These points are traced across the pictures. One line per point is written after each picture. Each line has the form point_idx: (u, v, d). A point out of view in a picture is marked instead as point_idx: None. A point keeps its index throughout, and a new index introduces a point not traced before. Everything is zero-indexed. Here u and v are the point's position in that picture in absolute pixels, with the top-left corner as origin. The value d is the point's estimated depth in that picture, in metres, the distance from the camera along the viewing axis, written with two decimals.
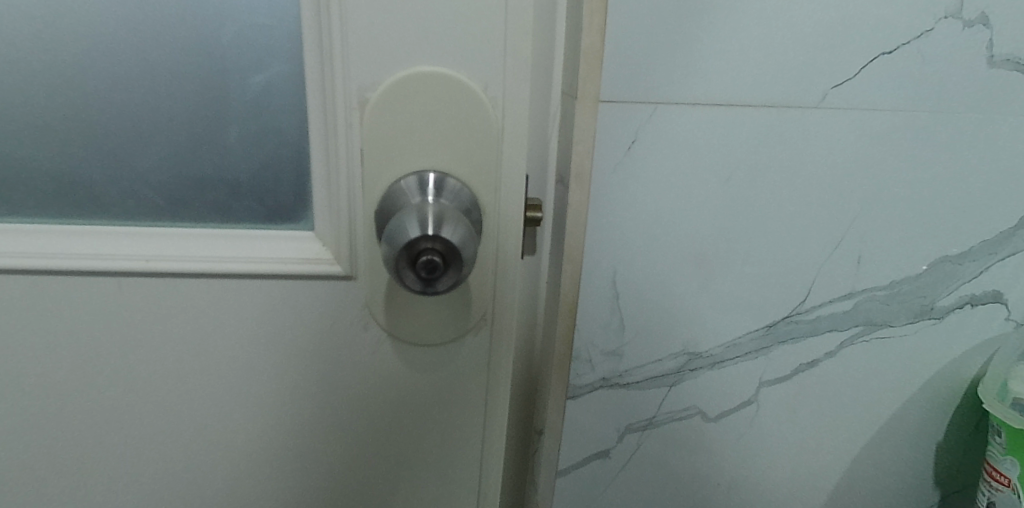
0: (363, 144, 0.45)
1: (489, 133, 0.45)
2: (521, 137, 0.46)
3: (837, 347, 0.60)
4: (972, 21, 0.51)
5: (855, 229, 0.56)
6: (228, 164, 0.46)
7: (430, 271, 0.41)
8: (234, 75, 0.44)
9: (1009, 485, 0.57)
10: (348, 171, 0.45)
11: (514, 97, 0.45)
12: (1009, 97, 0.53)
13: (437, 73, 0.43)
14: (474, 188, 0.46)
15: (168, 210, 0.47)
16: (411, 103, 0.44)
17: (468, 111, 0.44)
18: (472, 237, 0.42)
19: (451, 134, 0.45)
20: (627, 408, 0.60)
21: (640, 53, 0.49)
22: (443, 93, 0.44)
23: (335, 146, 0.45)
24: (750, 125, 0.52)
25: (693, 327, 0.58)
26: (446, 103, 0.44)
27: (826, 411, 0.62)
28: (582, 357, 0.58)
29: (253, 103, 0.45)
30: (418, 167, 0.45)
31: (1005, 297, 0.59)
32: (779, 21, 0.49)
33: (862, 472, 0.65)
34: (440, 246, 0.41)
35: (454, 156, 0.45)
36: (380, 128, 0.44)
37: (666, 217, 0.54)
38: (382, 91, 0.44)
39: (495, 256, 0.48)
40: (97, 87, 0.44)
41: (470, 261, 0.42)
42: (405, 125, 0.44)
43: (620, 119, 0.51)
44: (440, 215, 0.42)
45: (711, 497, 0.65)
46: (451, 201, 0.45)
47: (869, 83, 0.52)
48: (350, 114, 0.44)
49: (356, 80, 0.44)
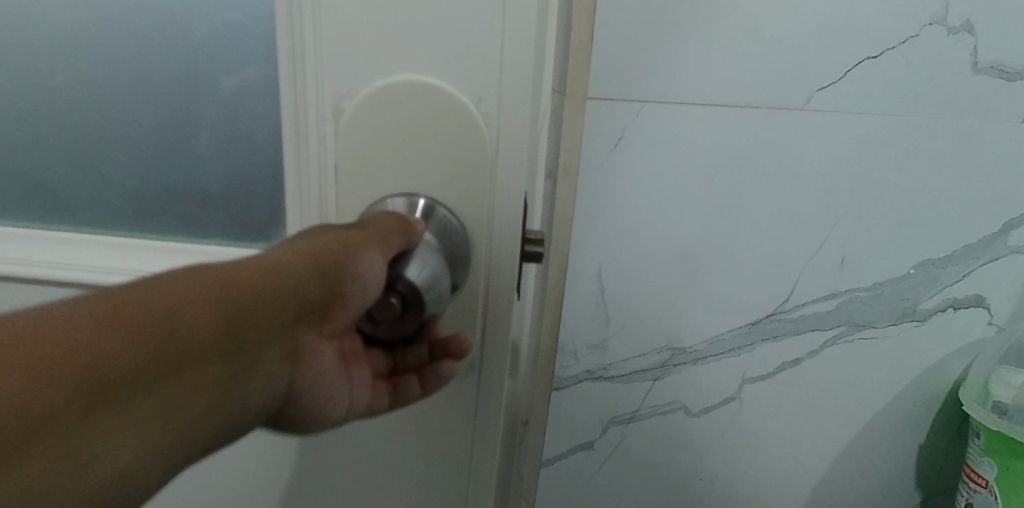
0: (338, 160, 0.37)
1: (484, 145, 0.36)
2: (521, 154, 0.36)
3: (820, 346, 0.61)
4: (957, 28, 0.51)
5: (837, 233, 0.57)
6: (200, 176, 0.45)
7: (391, 319, 0.33)
8: (216, 71, 0.42)
9: (986, 486, 0.58)
10: (321, 187, 0.38)
11: (512, 107, 0.35)
12: (993, 104, 0.54)
13: (417, 73, 0.35)
14: (467, 213, 0.37)
15: (146, 213, 0.47)
16: (387, 110, 0.35)
17: (462, 126, 0.35)
18: (437, 277, 0.33)
19: (443, 152, 0.36)
20: (611, 401, 0.61)
21: (628, 52, 0.51)
22: (425, 98, 0.35)
23: (308, 156, 0.38)
24: (736, 125, 0.53)
25: (677, 324, 0.59)
26: (429, 109, 0.35)
27: (808, 410, 0.64)
28: (568, 349, 0.60)
29: (225, 108, 0.43)
30: (402, 188, 0.37)
31: (988, 302, 0.60)
32: (763, 26, 0.50)
33: (843, 471, 0.66)
34: (402, 295, 0.33)
35: (446, 179, 0.36)
36: (354, 141, 0.36)
37: (652, 215, 0.55)
38: (360, 100, 0.35)
39: (490, 295, 0.38)
40: (77, 85, 0.46)
41: (430, 306, 0.33)
42: (383, 138, 0.36)
43: (608, 118, 0.52)
44: (403, 248, 0.34)
45: (695, 492, 0.66)
46: (435, 234, 0.36)
47: (853, 85, 0.53)
48: (322, 125, 0.36)
49: (330, 86, 0.36)
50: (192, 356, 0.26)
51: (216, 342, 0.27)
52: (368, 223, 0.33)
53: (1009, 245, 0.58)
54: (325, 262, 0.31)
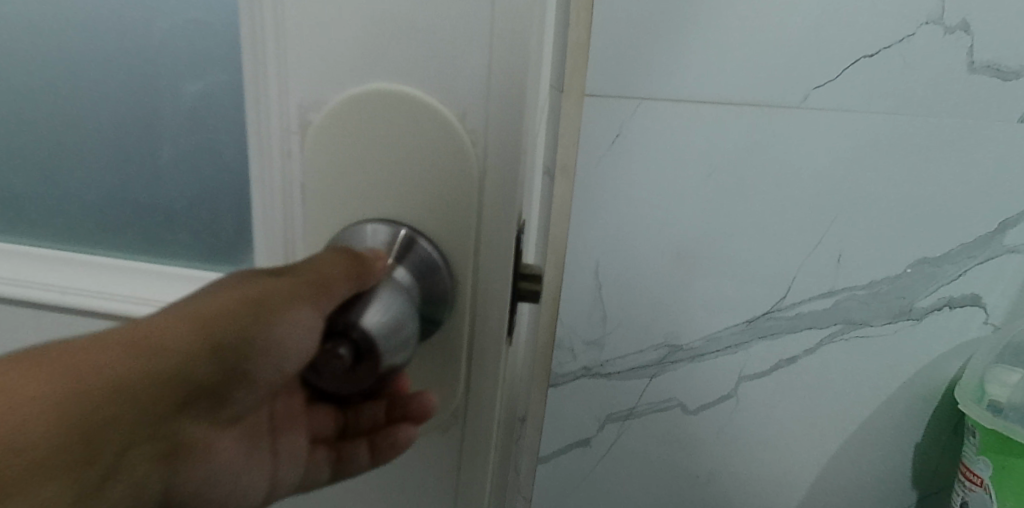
0: (304, 178, 0.31)
1: (471, 168, 0.30)
2: (515, 185, 0.30)
3: (816, 344, 0.62)
4: (953, 27, 0.52)
5: (833, 231, 0.57)
6: (160, 191, 0.40)
7: (339, 373, 0.28)
8: (178, 76, 0.37)
9: (981, 485, 0.59)
10: (288, 208, 0.32)
11: (502, 127, 0.29)
12: (989, 103, 0.54)
13: (392, 81, 0.29)
14: (453, 245, 0.31)
15: (98, 228, 0.42)
16: (359, 124, 0.30)
17: (444, 145, 0.29)
18: (398, 325, 0.28)
19: (421, 174, 0.30)
20: (608, 398, 0.62)
21: (625, 49, 0.51)
22: (401, 110, 0.29)
23: (271, 171, 0.32)
24: (733, 123, 0.53)
25: (674, 322, 0.59)
26: (406, 122, 0.29)
27: (804, 408, 0.64)
28: (564, 346, 0.60)
29: (189, 114, 0.38)
30: (377, 214, 0.31)
31: (983, 301, 0.60)
32: (760, 24, 0.50)
33: (839, 469, 0.67)
34: (353, 346, 0.27)
35: (425, 204, 0.31)
36: (322, 160, 0.31)
37: (648, 214, 0.55)
38: (327, 112, 0.30)
39: (481, 338, 0.32)
40: (24, 95, 0.41)
41: (387, 358, 0.27)
42: (354, 156, 0.30)
43: (604, 115, 0.52)
44: (353, 293, 0.28)
45: (691, 489, 0.66)
46: (413, 269, 0.30)
47: (850, 84, 0.53)
48: (287, 138, 0.31)
49: (293, 95, 0.30)
50: (23, 475, 0.20)
51: (65, 451, 0.21)
52: (303, 266, 0.28)
53: (1005, 244, 0.58)
54: (221, 331, 0.25)
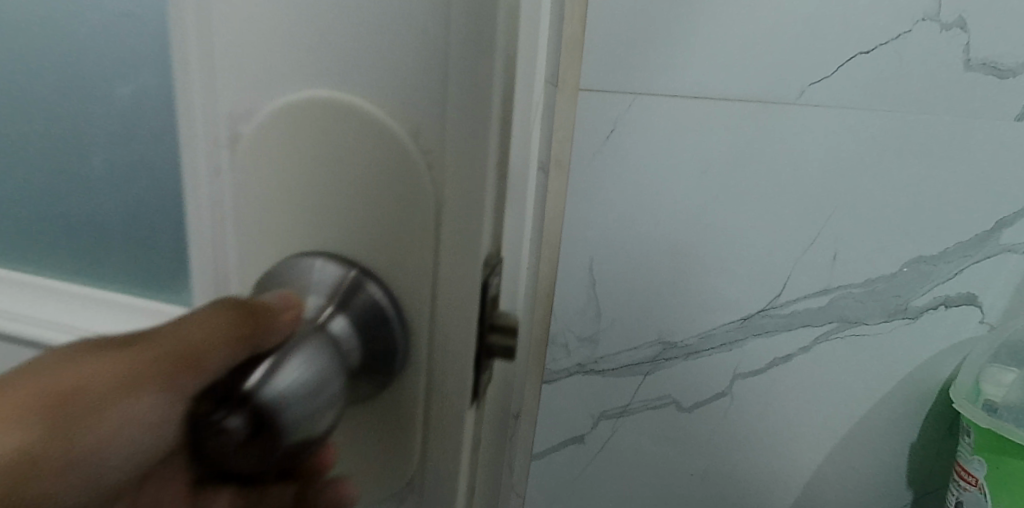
0: (238, 202, 0.27)
1: (424, 192, 0.25)
2: (477, 217, 0.26)
3: (811, 342, 0.62)
4: (950, 24, 0.51)
5: (829, 229, 0.57)
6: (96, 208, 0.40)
7: (231, 447, 0.24)
8: (109, 78, 0.36)
9: (975, 485, 0.59)
10: (224, 241, 0.28)
11: (463, 145, 0.25)
12: (985, 100, 0.54)
13: (340, 87, 0.25)
14: (409, 279, 0.27)
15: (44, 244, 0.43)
16: (303, 137, 0.26)
17: (389, 171, 0.25)
18: (314, 389, 0.24)
19: (366, 204, 0.26)
20: (602, 395, 0.61)
21: (620, 45, 0.50)
22: (345, 120, 0.25)
23: (206, 196, 0.28)
24: (728, 119, 0.52)
25: (669, 319, 0.58)
26: (350, 136, 0.25)
27: (798, 407, 0.64)
28: (558, 342, 0.60)
29: (122, 120, 0.37)
30: (320, 244, 0.27)
31: (980, 300, 0.60)
32: (755, 20, 0.50)
33: (835, 469, 0.66)
34: (247, 417, 0.23)
35: (370, 237, 0.26)
36: (260, 177, 0.27)
37: (642, 210, 0.55)
38: (261, 123, 0.26)
39: (444, 388, 0.28)
40: None
41: (292, 429, 0.23)
42: (296, 176, 0.26)
43: (599, 111, 0.52)
44: (247, 354, 0.25)
45: (685, 488, 0.66)
46: (357, 317, 0.27)
47: (846, 80, 0.53)
48: (216, 153, 0.27)
49: (224, 100, 0.26)
50: None
51: None
52: (159, 334, 0.26)
53: (1001, 243, 0.58)
54: (58, 397, 0.25)
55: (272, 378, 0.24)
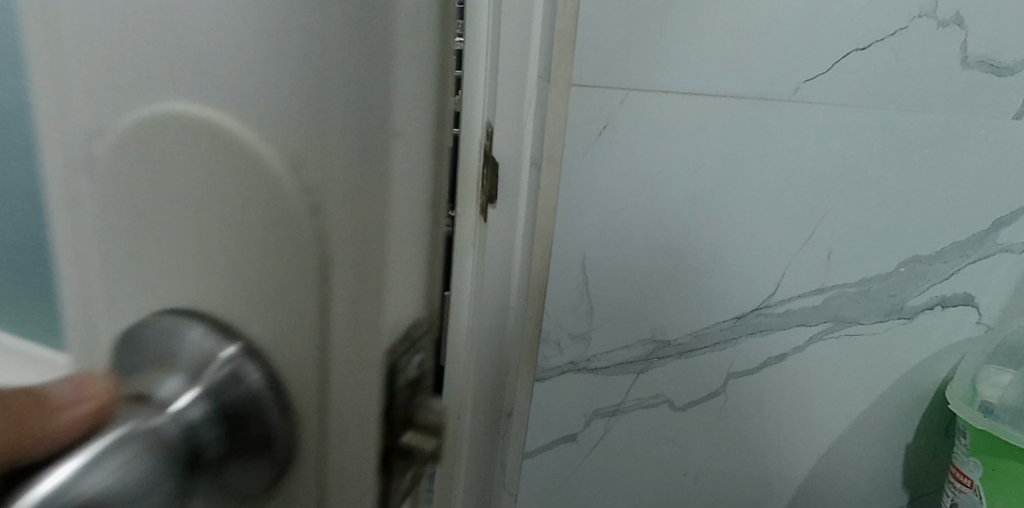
0: (111, 229, 0.28)
1: (290, 254, 0.25)
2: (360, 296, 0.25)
3: (806, 342, 0.61)
4: (946, 21, 0.51)
5: (824, 227, 0.57)
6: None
7: None
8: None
9: (971, 487, 0.58)
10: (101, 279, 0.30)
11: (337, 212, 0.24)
12: (982, 98, 0.53)
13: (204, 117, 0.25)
14: (276, 364, 0.27)
15: None
16: (168, 178, 0.26)
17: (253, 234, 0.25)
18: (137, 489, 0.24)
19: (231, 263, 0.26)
20: (594, 393, 0.61)
21: (613, 40, 0.50)
22: (215, 207, 0.26)
23: (78, 220, 0.29)
24: (721, 115, 0.52)
25: (662, 316, 0.58)
26: (220, 223, 0.26)
27: (793, 407, 0.63)
28: (550, 340, 0.59)
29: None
30: (200, 313, 0.27)
31: (977, 300, 0.60)
32: (749, 16, 0.49)
33: (830, 469, 0.66)
34: None
35: (227, 294, 0.27)
36: (125, 219, 0.28)
37: (635, 207, 0.54)
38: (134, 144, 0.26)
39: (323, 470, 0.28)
40: None
41: None
42: (167, 224, 0.27)
43: (591, 106, 0.52)
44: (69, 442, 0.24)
45: (678, 488, 0.65)
46: (215, 401, 0.27)
47: (841, 77, 0.52)
48: (86, 177, 0.28)
49: (90, 110, 0.27)
50: None
51: None
52: None
53: (999, 243, 0.58)
54: None
55: (73, 480, 0.23)
